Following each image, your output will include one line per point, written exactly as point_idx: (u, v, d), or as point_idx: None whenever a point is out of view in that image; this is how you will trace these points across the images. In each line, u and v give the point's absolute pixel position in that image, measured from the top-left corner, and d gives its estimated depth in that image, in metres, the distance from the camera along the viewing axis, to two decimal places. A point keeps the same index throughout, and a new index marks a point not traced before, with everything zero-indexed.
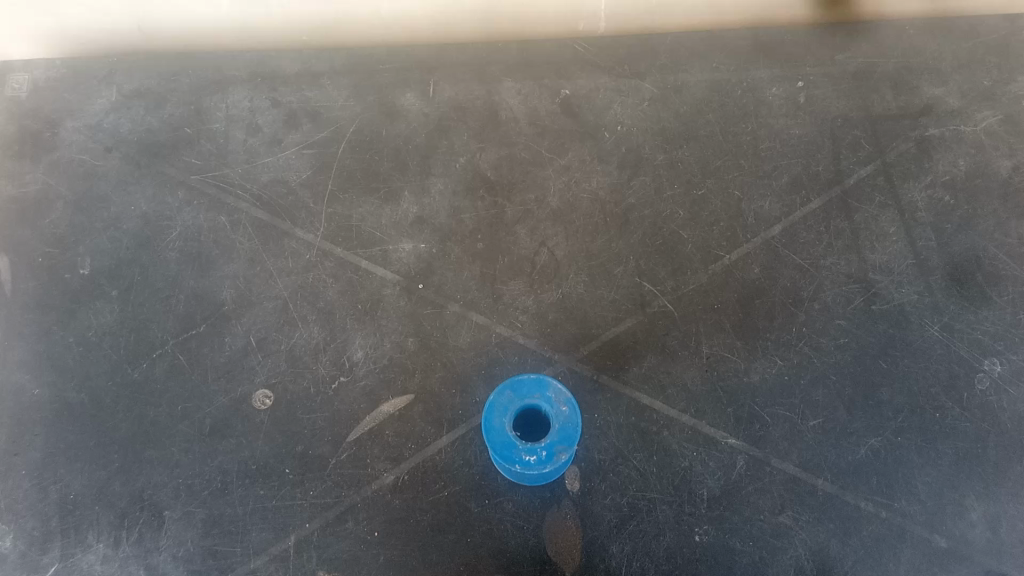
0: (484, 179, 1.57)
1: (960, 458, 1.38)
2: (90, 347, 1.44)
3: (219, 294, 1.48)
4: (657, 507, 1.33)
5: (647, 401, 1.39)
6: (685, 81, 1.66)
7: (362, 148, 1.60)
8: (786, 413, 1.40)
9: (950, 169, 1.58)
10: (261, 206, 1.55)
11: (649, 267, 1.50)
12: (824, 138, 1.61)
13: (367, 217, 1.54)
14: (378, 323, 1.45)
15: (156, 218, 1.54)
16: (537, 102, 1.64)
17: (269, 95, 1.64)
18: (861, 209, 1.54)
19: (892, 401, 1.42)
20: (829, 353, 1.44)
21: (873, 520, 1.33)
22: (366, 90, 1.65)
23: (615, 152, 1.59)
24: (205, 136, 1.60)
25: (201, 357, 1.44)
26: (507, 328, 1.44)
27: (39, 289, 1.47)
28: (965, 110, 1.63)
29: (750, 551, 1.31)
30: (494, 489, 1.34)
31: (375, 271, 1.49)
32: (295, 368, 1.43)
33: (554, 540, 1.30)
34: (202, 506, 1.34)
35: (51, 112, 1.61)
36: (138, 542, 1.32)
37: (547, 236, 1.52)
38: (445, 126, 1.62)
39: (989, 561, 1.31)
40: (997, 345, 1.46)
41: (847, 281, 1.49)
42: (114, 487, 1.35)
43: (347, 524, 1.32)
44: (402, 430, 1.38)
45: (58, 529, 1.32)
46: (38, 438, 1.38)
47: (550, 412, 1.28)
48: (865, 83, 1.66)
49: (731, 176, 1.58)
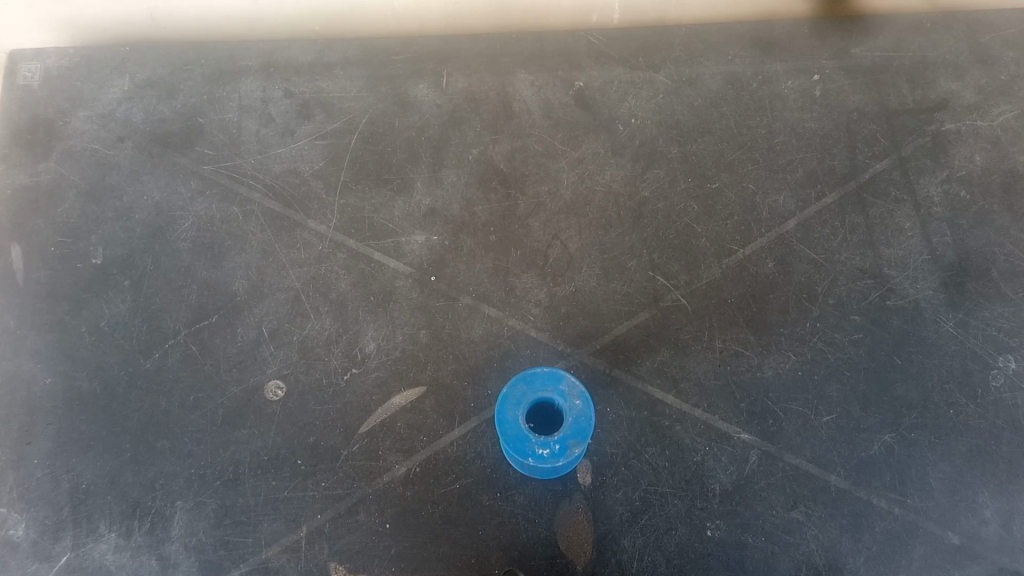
0: (496, 171, 1.56)
1: (973, 455, 1.37)
2: (102, 336, 1.44)
3: (231, 284, 1.48)
4: (669, 501, 1.33)
5: (660, 395, 1.39)
6: (700, 74, 1.65)
7: (375, 139, 1.59)
8: (799, 409, 1.39)
9: (966, 164, 1.57)
10: (273, 197, 1.54)
11: (663, 261, 1.49)
12: (840, 133, 1.59)
13: (379, 208, 1.53)
14: (391, 315, 1.45)
15: (168, 208, 1.54)
16: (550, 94, 1.63)
17: (281, 85, 1.63)
18: (875, 204, 1.53)
19: (906, 397, 1.41)
20: (842, 348, 1.44)
21: (885, 516, 1.33)
22: (379, 81, 1.64)
23: (629, 144, 1.58)
24: (218, 127, 1.60)
25: (214, 348, 1.44)
26: (520, 321, 1.44)
27: (51, 279, 1.47)
28: (982, 105, 1.62)
29: (762, 546, 1.31)
30: (505, 482, 1.34)
31: (388, 263, 1.49)
32: (307, 359, 1.43)
33: (566, 533, 1.30)
34: (214, 496, 1.34)
35: (62, 101, 1.60)
36: (150, 532, 1.32)
37: (559, 229, 1.52)
38: (458, 117, 1.61)
39: (1001, 559, 1.31)
40: (1012, 342, 1.45)
41: (861, 276, 1.48)
42: (126, 477, 1.35)
43: (359, 515, 1.32)
44: (414, 422, 1.38)
45: (71, 518, 1.32)
46: (50, 427, 1.38)
47: (564, 405, 1.28)
48: (881, 77, 1.64)
49: (745, 170, 1.57)
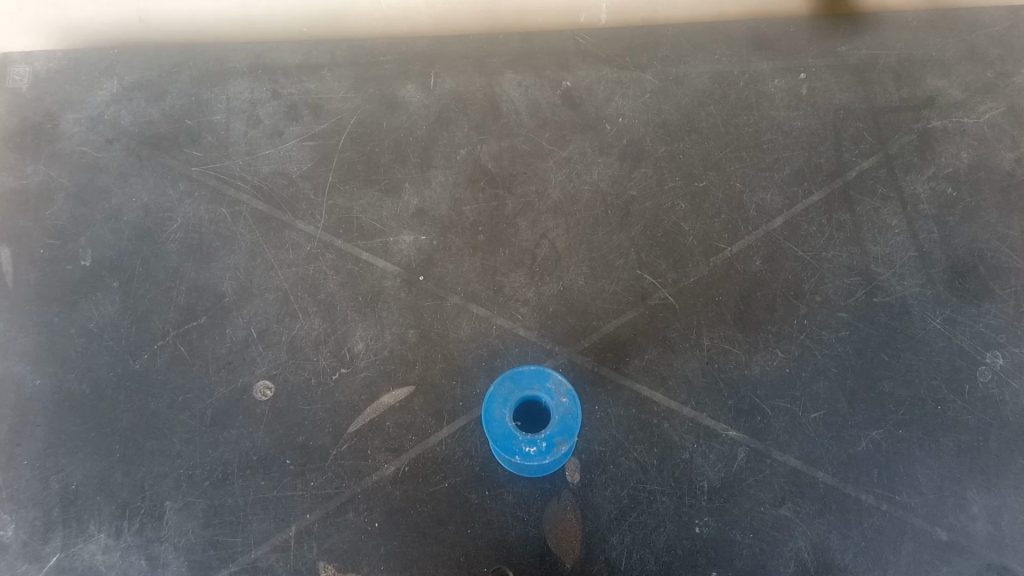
0: (485, 171, 1.57)
1: (961, 451, 1.38)
2: (92, 338, 1.44)
3: (219, 285, 1.48)
4: (657, 498, 1.33)
5: (648, 393, 1.39)
6: (687, 73, 1.66)
7: (364, 140, 1.60)
8: (787, 406, 1.40)
9: (953, 161, 1.57)
10: (262, 197, 1.55)
11: (650, 259, 1.49)
12: (826, 130, 1.60)
13: (367, 208, 1.54)
14: (379, 315, 1.45)
15: (157, 209, 1.54)
16: (538, 93, 1.64)
17: (270, 86, 1.64)
18: (862, 201, 1.54)
19: (894, 393, 1.41)
20: (830, 345, 1.44)
21: (873, 513, 1.33)
22: (367, 82, 1.64)
23: (617, 144, 1.59)
24: (206, 128, 1.60)
25: (202, 348, 1.44)
26: (508, 320, 1.44)
27: (41, 281, 1.47)
28: (968, 102, 1.62)
29: (750, 543, 1.31)
30: (494, 481, 1.34)
31: (376, 263, 1.49)
32: (296, 359, 1.43)
33: (554, 531, 1.30)
34: (203, 496, 1.34)
35: (51, 104, 1.61)
36: (139, 533, 1.32)
37: (548, 228, 1.52)
38: (446, 118, 1.62)
39: (990, 554, 1.31)
40: (999, 338, 1.45)
41: (849, 273, 1.49)
42: (115, 477, 1.36)
43: (348, 515, 1.32)
44: (403, 421, 1.38)
45: (60, 519, 1.32)
46: (39, 428, 1.38)
47: (550, 403, 1.28)
48: (867, 75, 1.65)
49: (733, 169, 1.57)
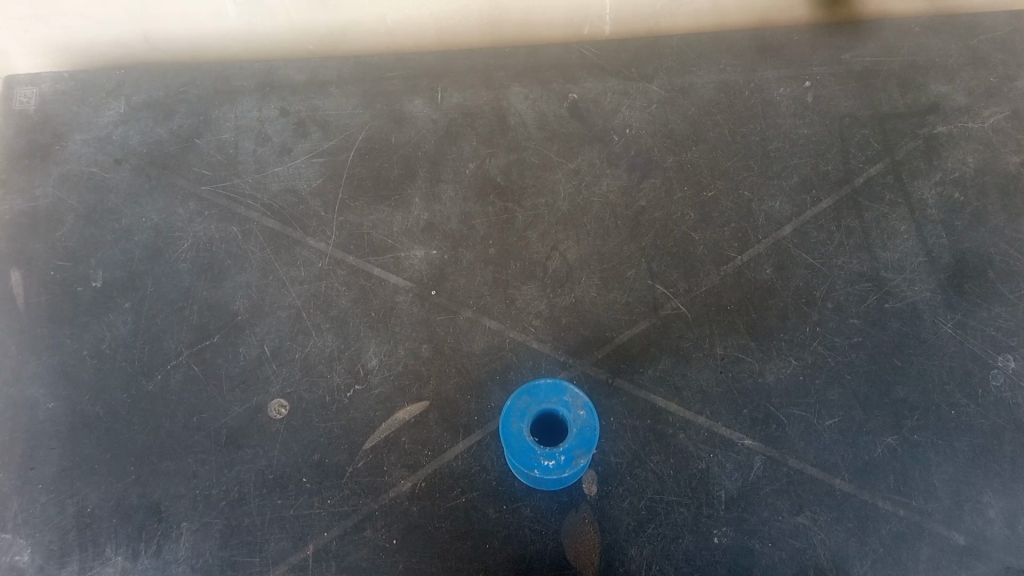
0: (494, 184, 1.57)
1: (975, 455, 1.38)
2: (105, 359, 1.44)
3: (231, 304, 1.48)
4: (675, 509, 1.33)
5: (662, 404, 1.40)
6: (693, 83, 1.67)
7: (372, 156, 1.60)
8: (801, 414, 1.40)
9: (960, 166, 1.58)
10: (272, 215, 1.55)
11: (661, 269, 1.50)
12: (833, 137, 1.61)
13: (378, 224, 1.54)
14: (392, 331, 1.45)
15: (167, 229, 1.54)
16: (545, 106, 1.64)
17: (278, 105, 1.64)
18: (870, 207, 1.55)
19: (908, 399, 1.42)
20: (843, 352, 1.44)
21: (891, 518, 1.33)
22: (374, 98, 1.65)
23: (625, 154, 1.60)
24: (215, 147, 1.61)
25: (216, 368, 1.44)
26: (520, 333, 1.44)
27: (50, 303, 1.47)
28: (972, 107, 1.64)
29: (770, 552, 1.31)
30: (511, 495, 1.34)
31: (388, 279, 1.49)
32: (309, 376, 1.43)
33: (573, 545, 1.30)
34: (220, 516, 1.34)
35: (59, 125, 1.61)
36: (156, 554, 1.32)
37: (558, 240, 1.52)
38: (454, 132, 1.62)
39: (1008, 558, 1.31)
40: (1010, 341, 1.46)
41: (860, 280, 1.49)
42: (132, 499, 1.35)
43: (365, 532, 1.32)
44: (418, 436, 1.38)
45: (77, 542, 1.32)
46: (53, 451, 1.37)
47: (568, 416, 1.29)
48: (872, 82, 1.66)
49: (741, 177, 1.58)
